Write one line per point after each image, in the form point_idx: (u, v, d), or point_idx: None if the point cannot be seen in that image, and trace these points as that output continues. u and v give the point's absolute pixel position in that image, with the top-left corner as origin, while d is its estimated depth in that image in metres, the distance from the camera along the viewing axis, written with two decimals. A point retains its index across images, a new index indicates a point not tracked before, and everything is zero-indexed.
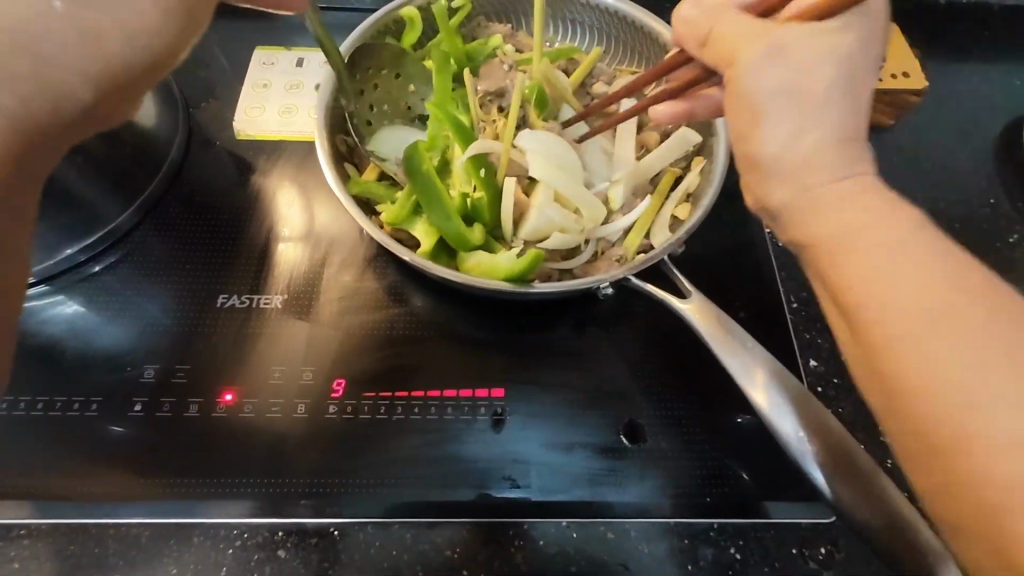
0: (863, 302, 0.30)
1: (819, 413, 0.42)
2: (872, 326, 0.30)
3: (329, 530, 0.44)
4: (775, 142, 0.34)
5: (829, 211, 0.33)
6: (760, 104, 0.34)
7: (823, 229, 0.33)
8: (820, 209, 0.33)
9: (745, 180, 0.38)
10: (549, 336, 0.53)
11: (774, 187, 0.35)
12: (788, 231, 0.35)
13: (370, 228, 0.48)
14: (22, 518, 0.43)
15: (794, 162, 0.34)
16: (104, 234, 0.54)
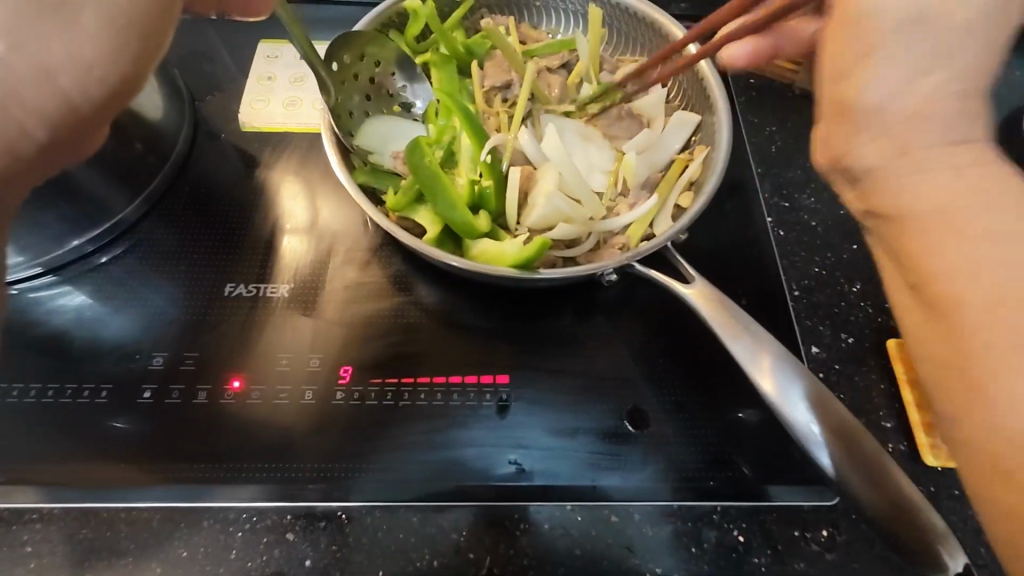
0: (976, 287, 0.28)
1: (826, 397, 0.42)
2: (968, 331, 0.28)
3: (337, 514, 0.44)
4: (881, 90, 0.29)
5: (944, 171, 0.30)
6: (872, 40, 0.29)
7: (910, 194, 0.30)
8: (919, 176, 0.30)
9: (825, 131, 0.33)
10: (554, 324, 0.53)
11: (862, 142, 0.31)
12: (870, 195, 0.32)
13: (375, 215, 0.48)
14: (35, 502, 0.44)
15: (901, 112, 0.29)
16: (111, 225, 0.55)
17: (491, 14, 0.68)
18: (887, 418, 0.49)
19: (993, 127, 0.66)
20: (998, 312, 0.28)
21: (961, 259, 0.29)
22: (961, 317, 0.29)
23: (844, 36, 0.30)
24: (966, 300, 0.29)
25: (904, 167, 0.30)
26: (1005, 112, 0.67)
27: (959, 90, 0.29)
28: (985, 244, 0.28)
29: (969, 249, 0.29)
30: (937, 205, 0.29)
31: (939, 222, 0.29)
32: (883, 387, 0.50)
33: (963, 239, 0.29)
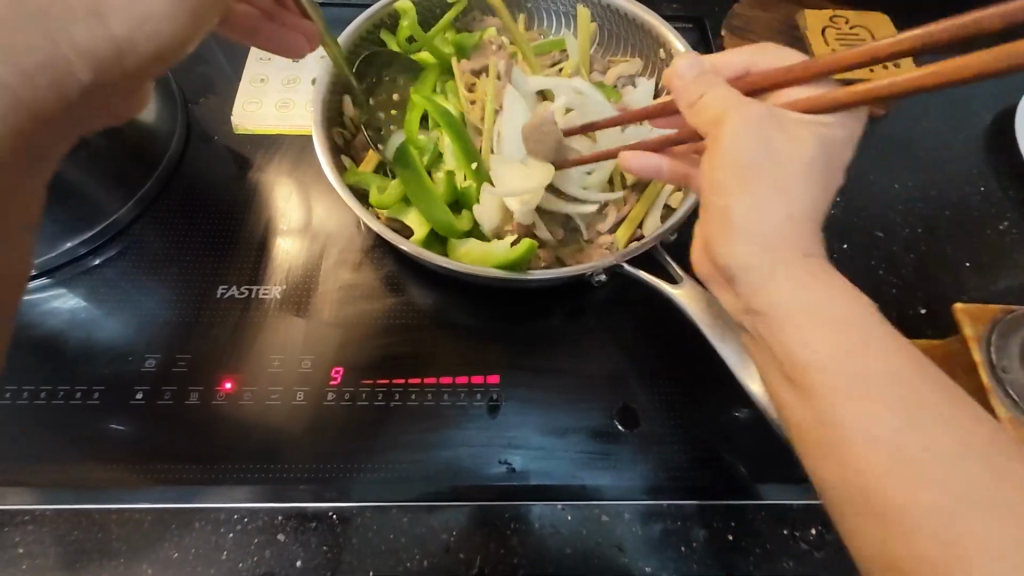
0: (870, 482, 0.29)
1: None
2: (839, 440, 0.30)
3: (328, 514, 0.44)
4: (744, 253, 0.33)
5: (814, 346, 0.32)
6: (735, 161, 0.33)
7: (748, 202, 0.33)
8: (780, 278, 0.33)
9: (706, 237, 0.35)
10: (545, 323, 0.53)
11: (739, 246, 0.33)
12: (745, 296, 0.34)
13: (365, 217, 0.48)
14: (28, 504, 0.44)
15: (762, 274, 0.33)
16: (105, 227, 0.55)
17: (485, 19, 0.68)
18: None
19: (984, 126, 0.67)
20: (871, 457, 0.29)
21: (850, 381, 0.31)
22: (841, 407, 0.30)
23: (756, 198, 0.33)
24: (850, 397, 0.30)
25: (770, 265, 0.33)
26: (997, 111, 0.68)
27: (805, 298, 0.32)
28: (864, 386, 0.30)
29: (827, 318, 0.32)
30: (834, 385, 0.31)
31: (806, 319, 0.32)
32: None
33: (761, 216, 0.33)
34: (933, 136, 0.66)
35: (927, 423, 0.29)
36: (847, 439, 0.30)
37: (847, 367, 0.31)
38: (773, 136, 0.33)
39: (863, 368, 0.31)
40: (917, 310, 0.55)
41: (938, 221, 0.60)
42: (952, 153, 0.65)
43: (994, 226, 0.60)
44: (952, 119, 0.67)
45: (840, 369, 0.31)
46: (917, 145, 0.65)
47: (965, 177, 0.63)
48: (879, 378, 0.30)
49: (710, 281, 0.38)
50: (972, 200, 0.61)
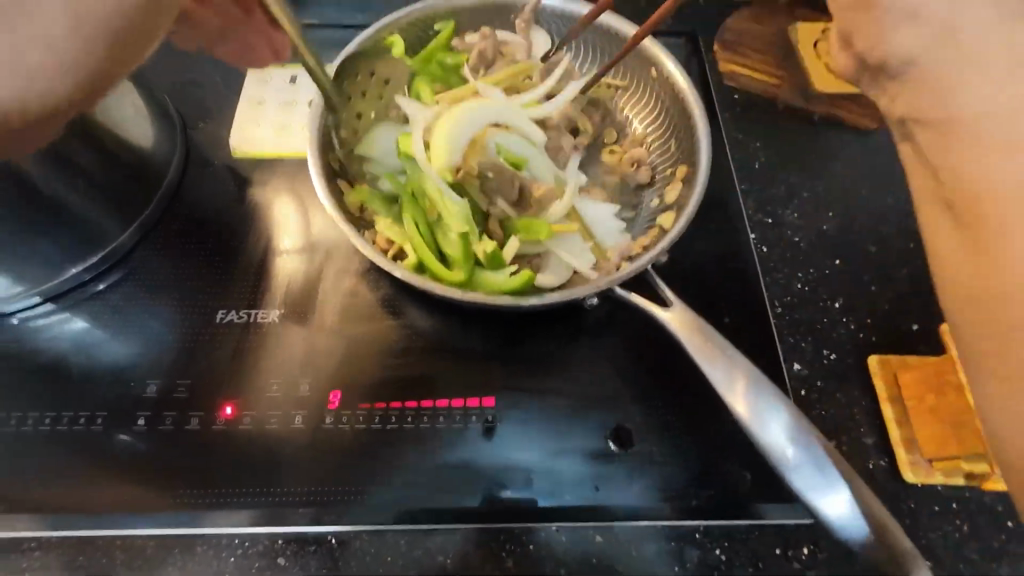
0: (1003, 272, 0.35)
1: (805, 423, 0.42)
2: (987, 204, 0.36)
3: (327, 538, 0.46)
4: (978, 101, 0.38)
5: (1007, 156, 0.36)
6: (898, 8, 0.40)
7: (964, 143, 0.38)
8: (976, 118, 0.38)
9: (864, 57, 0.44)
10: (538, 345, 0.54)
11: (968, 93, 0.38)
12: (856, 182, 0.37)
13: (360, 246, 0.49)
14: (31, 532, 0.45)
15: (1002, 99, 0.37)
16: (106, 253, 0.56)
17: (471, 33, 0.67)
18: (869, 435, 0.50)
19: None
20: (1020, 269, 0.35)
21: (1001, 178, 0.36)
22: (1005, 282, 0.35)
23: (959, 144, 0.38)
24: (1017, 271, 0.35)
25: (947, 86, 0.39)
26: None
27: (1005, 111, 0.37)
28: (985, 170, 0.37)
29: (1009, 174, 0.36)
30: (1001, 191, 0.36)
31: (958, 126, 0.38)
32: (866, 404, 0.51)
33: (973, 127, 0.38)
34: None
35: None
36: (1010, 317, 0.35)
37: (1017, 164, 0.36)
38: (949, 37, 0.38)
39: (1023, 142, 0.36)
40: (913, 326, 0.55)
41: None
42: None
43: None
44: None
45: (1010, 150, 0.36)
46: None
47: None
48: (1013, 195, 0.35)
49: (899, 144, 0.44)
50: None
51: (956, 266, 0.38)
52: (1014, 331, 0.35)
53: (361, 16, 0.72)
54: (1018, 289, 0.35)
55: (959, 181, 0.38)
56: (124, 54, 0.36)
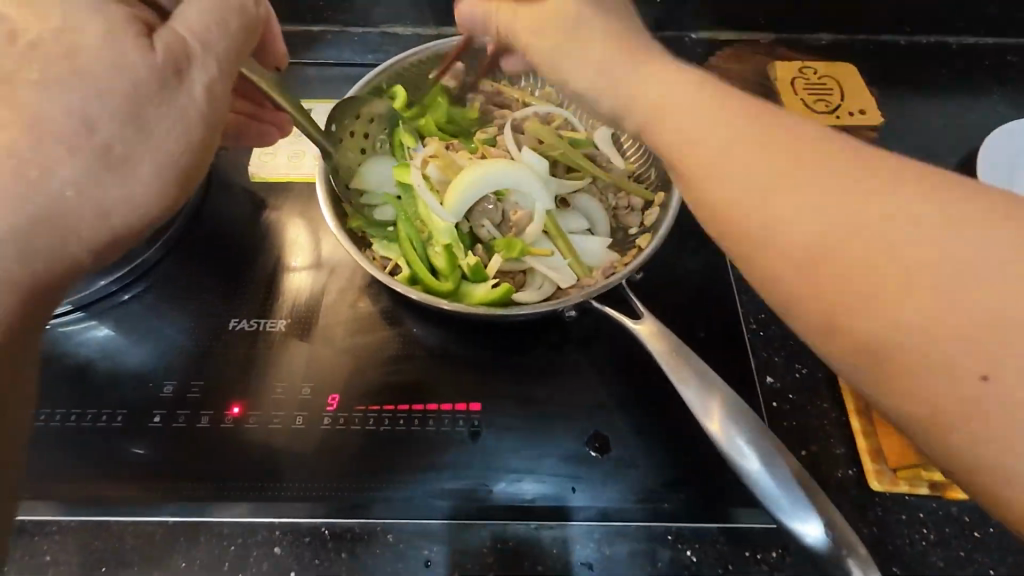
0: (813, 267, 0.33)
1: (771, 440, 0.46)
2: (737, 202, 0.35)
3: (320, 529, 0.49)
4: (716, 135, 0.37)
5: (780, 160, 0.35)
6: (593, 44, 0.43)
7: (682, 120, 0.39)
8: (686, 130, 0.38)
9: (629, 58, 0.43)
10: (524, 355, 0.58)
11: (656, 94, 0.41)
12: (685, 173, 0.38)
13: (360, 261, 0.54)
14: (54, 516, 0.49)
15: (668, 108, 0.39)
16: (133, 266, 0.62)
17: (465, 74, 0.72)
18: (838, 445, 0.52)
19: (949, 167, 0.71)
20: (818, 242, 0.32)
21: (768, 169, 0.35)
22: (893, 303, 0.30)
23: (675, 116, 0.39)
24: (830, 270, 0.32)
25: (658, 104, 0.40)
26: (960, 154, 0.73)
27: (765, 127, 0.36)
28: (750, 151, 0.36)
29: (707, 142, 0.37)
30: (771, 163, 0.35)
31: (669, 117, 0.39)
32: (835, 416, 0.54)
33: (690, 111, 0.38)
34: None
35: (917, 285, 0.30)
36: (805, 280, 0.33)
37: (805, 159, 0.34)
38: (609, 52, 0.43)
39: (823, 157, 0.34)
40: None
41: None
42: None
43: None
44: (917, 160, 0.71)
45: (790, 158, 0.35)
46: None
47: None
48: (824, 195, 0.33)
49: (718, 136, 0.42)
50: None
51: (769, 257, 0.34)
52: (854, 311, 0.31)
53: (373, 55, 0.79)
54: (824, 255, 0.32)
55: (730, 194, 0.36)
56: (195, 168, 0.40)
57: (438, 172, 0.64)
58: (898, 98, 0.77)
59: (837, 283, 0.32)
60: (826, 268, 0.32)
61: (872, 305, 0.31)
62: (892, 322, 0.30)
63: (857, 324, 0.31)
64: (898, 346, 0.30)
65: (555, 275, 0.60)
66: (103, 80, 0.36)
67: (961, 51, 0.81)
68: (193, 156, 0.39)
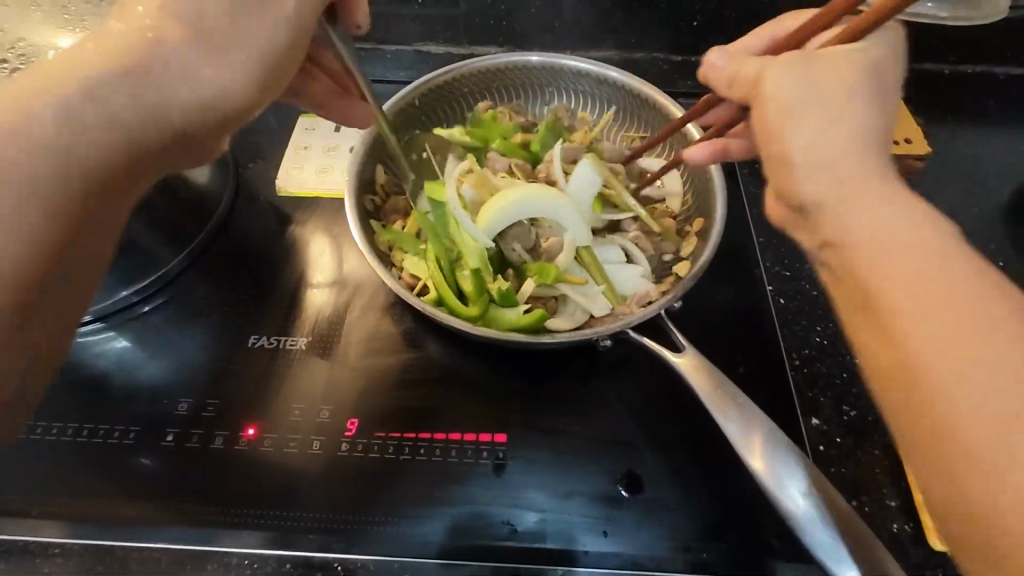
0: (939, 403, 0.30)
1: (821, 483, 0.42)
2: (892, 314, 0.32)
3: (333, 564, 0.48)
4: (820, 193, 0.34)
5: (886, 256, 0.32)
6: (783, 99, 0.36)
7: (855, 214, 0.33)
8: (843, 200, 0.34)
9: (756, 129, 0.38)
10: (552, 384, 0.55)
11: (802, 137, 0.35)
12: (817, 232, 0.35)
13: (388, 281, 0.52)
14: (58, 537, 0.48)
15: (808, 164, 0.35)
16: (156, 277, 0.60)
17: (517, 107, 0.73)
18: (892, 496, 0.48)
19: (1001, 200, 0.68)
20: (946, 366, 0.30)
21: (895, 280, 0.32)
22: (966, 431, 0.29)
23: (846, 208, 0.34)
24: (940, 368, 0.30)
25: (816, 168, 0.34)
26: (1011, 188, 0.69)
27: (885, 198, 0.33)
28: (895, 242, 0.32)
29: (892, 224, 0.33)
30: (875, 239, 0.33)
31: (839, 203, 0.34)
32: (887, 464, 0.50)
33: (836, 183, 0.34)
34: (945, 208, 0.67)
35: (1009, 411, 0.28)
36: (895, 302, 0.32)
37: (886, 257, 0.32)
38: (812, 89, 0.35)
39: (930, 254, 0.32)
40: None
41: None
42: (967, 226, 0.66)
43: None
44: (967, 193, 0.69)
45: (912, 283, 0.31)
46: None
47: (981, 251, 0.64)
48: (959, 309, 0.30)
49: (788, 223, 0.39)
50: None
51: (873, 352, 0.33)
52: (950, 432, 0.30)
53: (405, 73, 0.79)
54: (935, 387, 0.30)
55: (863, 287, 0.33)
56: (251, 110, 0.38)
57: (472, 194, 0.62)
58: (946, 126, 0.75)
59: (927, 419, 0.30)
60: (935, 396, 0.30)
61: (959, 430, 0.29)
62: (969, 455, 0.29)
63: (941, 446, 0.30)
64: (1008, 511, 0.28)
65: (587, 303, 0.58)
66: (140, 48, 0.33)
67: (1015, 75, 0.79)
68: (232, 112, 0.36)
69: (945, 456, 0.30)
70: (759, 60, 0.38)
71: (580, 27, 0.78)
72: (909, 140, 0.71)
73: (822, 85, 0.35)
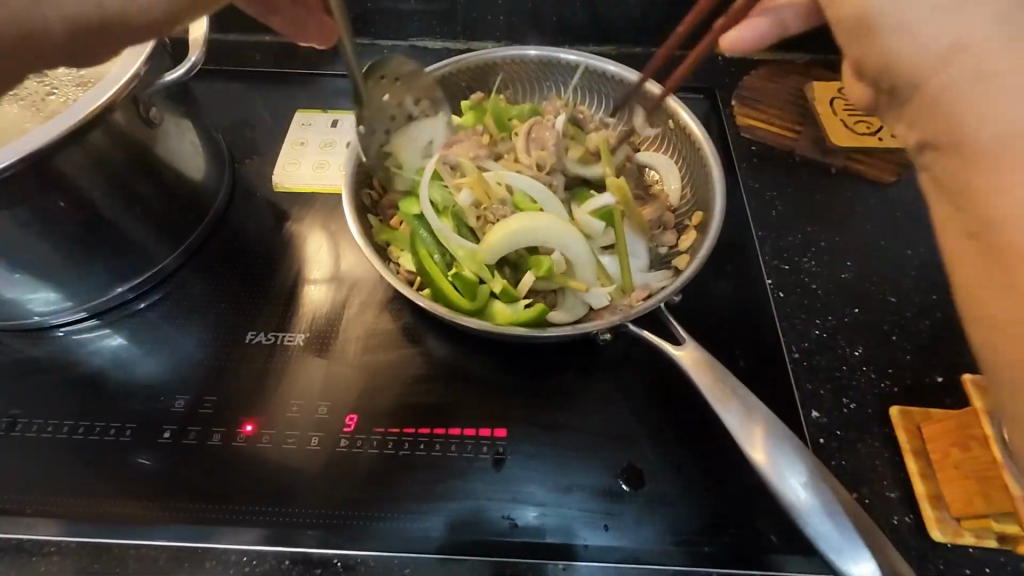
0: (1020, 304, 0.29)
1: (821, 472, 0.42)
2: (987, 192, 0.30)
3: (333, 561, 0.46)
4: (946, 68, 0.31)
5: (1012, 113, 0.29)
6: None
7: (955, 72, 0.31)
8: (965, 95, 0.31)
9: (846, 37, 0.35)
10: (552, 379, 0.55)
11: (891, 43, 0.33)
12: (919, 129, 0.33)
13: (386, 275, 0.52)
14: (52, 536, 0.47)
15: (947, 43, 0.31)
16: (151, 273, 0.60)
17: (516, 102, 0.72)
18: (892, 488, 0.48)
19: None
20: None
21: (998, 174, 0.30)
22: None
23: (953, 78, 0.31)
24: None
25: (901, 35, 0.32)
26: None
27: (967, 68, 0.30)
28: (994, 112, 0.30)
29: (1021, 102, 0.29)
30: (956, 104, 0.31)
31: (950, 95, 0.31)
32: (887, 456, 0.50)
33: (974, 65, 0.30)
34: None
35: None
36: (1014, 202, 0.29)
37: None
38: None
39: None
40: (935, 378, 0.54)
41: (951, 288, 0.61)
42: None
43: None
44: None
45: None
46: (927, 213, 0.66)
47: None
48: None
49: (878, 107, 0.37)
50: None
51: (964, 262, 0.32)
52: None
53: (402, 69, 0.79)
54: (1015, 287, 0.29)
55: (963, 164, 0.31)
56: None
57: (471, 197, 0.62)
58: None
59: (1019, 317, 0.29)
60: (1017, 304, 0.29)
61: None
62: None
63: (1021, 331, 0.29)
64: None
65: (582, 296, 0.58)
66: None
67: None
68: None
69: None
70: None
71: (577, 23, 0.78)
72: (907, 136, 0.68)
73: None
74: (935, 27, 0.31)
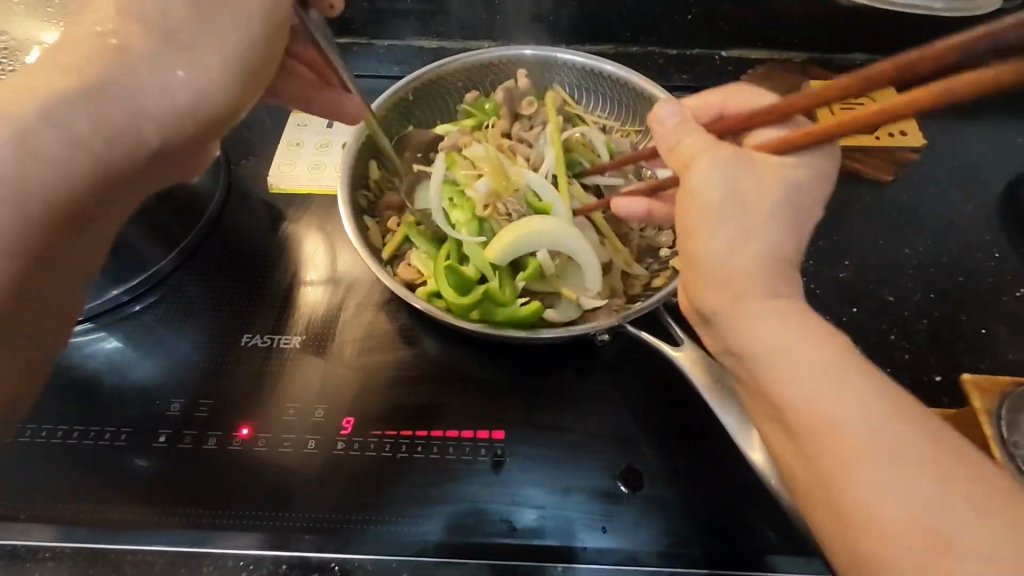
0: (872, 534, 0.30)
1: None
2: (825, 458, 0.31)
3: (330, 565, 0.46)
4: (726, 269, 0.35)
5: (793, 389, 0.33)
6: (712, 207, 0.36)
7: (753, 328, 0.34)
8: (771, 348, 0.34)
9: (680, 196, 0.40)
10: (550, 379, 0.54)
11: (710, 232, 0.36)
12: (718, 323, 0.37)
13: (383, 277, 0.52)
14: (48, 541, 0.47)
15: (741, 293, 0.35)
16: (146, 276, 0.59)
17: None
18: None
19: (997, 190, 0.68)
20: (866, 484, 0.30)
21: (812, 421, 0.32)
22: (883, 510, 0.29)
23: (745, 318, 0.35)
24: (863, 487, 0.30)
25: (697, 264, 0.37)
26: (1009, 177, 0.69)
27: (772, 305, 0.35)
28: (781, 363, 0.33)
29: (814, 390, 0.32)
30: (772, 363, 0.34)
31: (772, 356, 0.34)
32: None
33: (754, 301, 0.35)
34: (940, 200, 0.67)
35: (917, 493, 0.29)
36: (834, 449, 0.31)
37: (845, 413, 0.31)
38: (733, 173, 0.36)
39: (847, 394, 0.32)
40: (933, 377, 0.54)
41: (950, 286, 0.60)
42: (963, 217, 0.66)
43: (1008, 295, 0.60)
44: (963, 184, 0.68)
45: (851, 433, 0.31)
46: (925, 210, 0.66)
47: (977, 243, 0.64)
48: (877, 464, 0.30)
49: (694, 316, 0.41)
50: (985, 266, 0.62)
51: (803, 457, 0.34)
52: (869, 521, 0.30)
53: (398, 68, 0.78)
54: (866, 511, 0.30)
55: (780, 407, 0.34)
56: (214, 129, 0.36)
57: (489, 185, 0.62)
58: (941, 116, 0.74)
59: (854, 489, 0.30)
60: (852, 482, 0.30)
61: (878, 502, 0.30)
62: (888, 536, 0.29)
63: (851, 512, 0.31)
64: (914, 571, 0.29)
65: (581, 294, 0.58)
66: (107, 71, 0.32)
67: None
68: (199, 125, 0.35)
69: (857, 527, 0.30)
70: (697, 128, 0.40)
71: (574, 20, 0.77)
72: (905, 132, 0.71)
73: (745, 188, 0.36)
74: (725, 292, 0.36)
